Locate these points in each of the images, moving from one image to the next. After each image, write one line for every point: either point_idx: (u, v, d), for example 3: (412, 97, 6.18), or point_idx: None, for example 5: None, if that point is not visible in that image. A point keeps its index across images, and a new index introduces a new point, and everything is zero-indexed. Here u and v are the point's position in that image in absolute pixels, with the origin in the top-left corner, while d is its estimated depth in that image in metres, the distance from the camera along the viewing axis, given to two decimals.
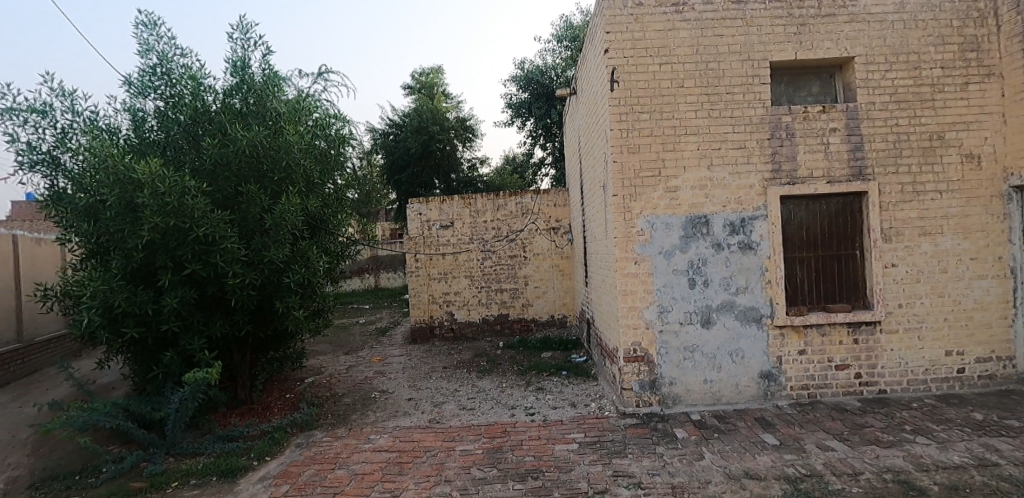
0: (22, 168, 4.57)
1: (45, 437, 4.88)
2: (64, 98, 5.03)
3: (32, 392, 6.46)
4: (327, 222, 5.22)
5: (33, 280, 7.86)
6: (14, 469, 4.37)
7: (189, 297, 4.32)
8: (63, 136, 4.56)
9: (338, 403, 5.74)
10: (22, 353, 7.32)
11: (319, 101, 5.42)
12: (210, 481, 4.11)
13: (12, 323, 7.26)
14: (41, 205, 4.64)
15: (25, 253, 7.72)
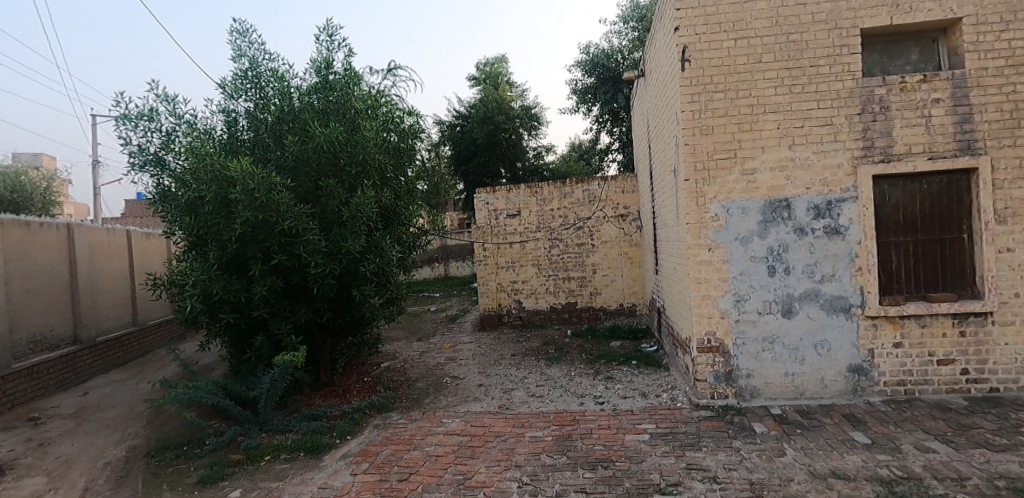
0: (134, 168, 5.05)
1: (158, 410, 5.44)
2: (168, 103, 5.50)
3: (148, 370, 7.23)
4: (399, 214, 5.37)
5: (144, 270, 8.74)
6: (134, 438, 4.91)
7: (277, 286, 4.61)
8: (167, 139, 4.98)
9: (412, 387, 5.97)
10: (138, 335, 8.19)
11: (390, 96, 5.58)
12: (298, 456, 4.41)
13: (130, 308, 8.14)
14: (150, 202, 5.11)
15: (137, 246, 8.61)
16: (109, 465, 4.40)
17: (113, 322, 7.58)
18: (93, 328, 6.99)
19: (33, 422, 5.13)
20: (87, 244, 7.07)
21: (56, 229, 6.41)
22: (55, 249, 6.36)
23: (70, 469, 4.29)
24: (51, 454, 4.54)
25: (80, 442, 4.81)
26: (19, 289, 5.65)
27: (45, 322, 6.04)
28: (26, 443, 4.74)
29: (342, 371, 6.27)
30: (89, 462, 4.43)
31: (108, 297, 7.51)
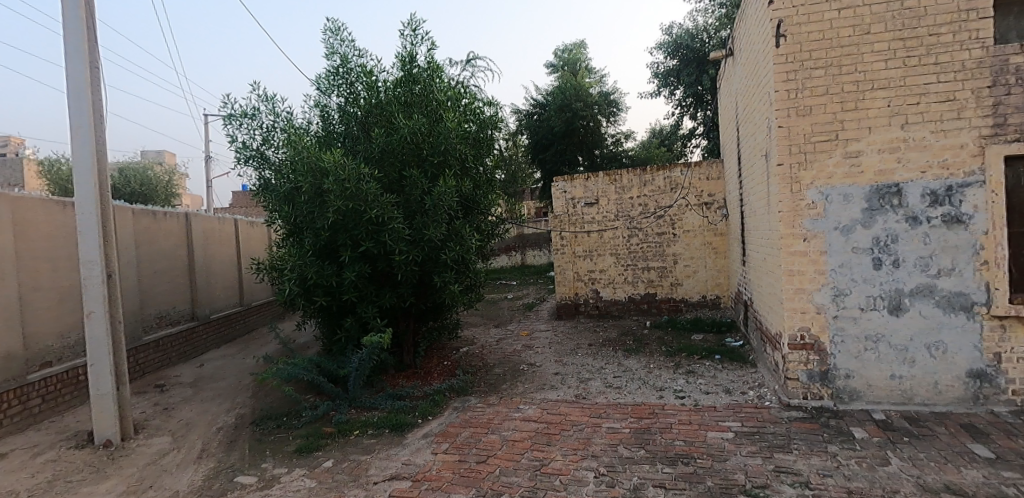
0: (240, 162, 5.50)
1: (261, 383, 5.97)
2: (268, 101, 5.93)
3: (253, 346, 7.96)
4: (479, 203, 5.46)
5: (250, 255, 9.59)
6: (242, 407, 5.42)
7: (364, 272, 4.85)
8: (268, 134, 5.38)
9: (490, 372, 6.11)
10: (244, 315, 9.03)
11: (470, 87, 5.67)
12: (383, 432, 4.67)
13: (238, 290, 8.99)
14: (254, 194, 5.55)
15: (243, 234, 9.47)
16: (222, 429, 4.91)
17: (224, 302, 8.40)
18: (208, 307, 7.79)
19: (160, 388, 5.82)
20: (202, 231, 7.86)
21: (177, 217, 7.18)
22: (177, 236, 7.14)
23: (191, 432, 4.83)
24: (175, 417, 5.14)
25: (199, 408, 5.40)
26: (149, 270, 6.40)
27: (169, 300, 6.81)
28: (156, 406, 5.40)
29: (424, 354, 6.53)
30: (205, 426, 4.96)
31: (220, 280, 8.32)
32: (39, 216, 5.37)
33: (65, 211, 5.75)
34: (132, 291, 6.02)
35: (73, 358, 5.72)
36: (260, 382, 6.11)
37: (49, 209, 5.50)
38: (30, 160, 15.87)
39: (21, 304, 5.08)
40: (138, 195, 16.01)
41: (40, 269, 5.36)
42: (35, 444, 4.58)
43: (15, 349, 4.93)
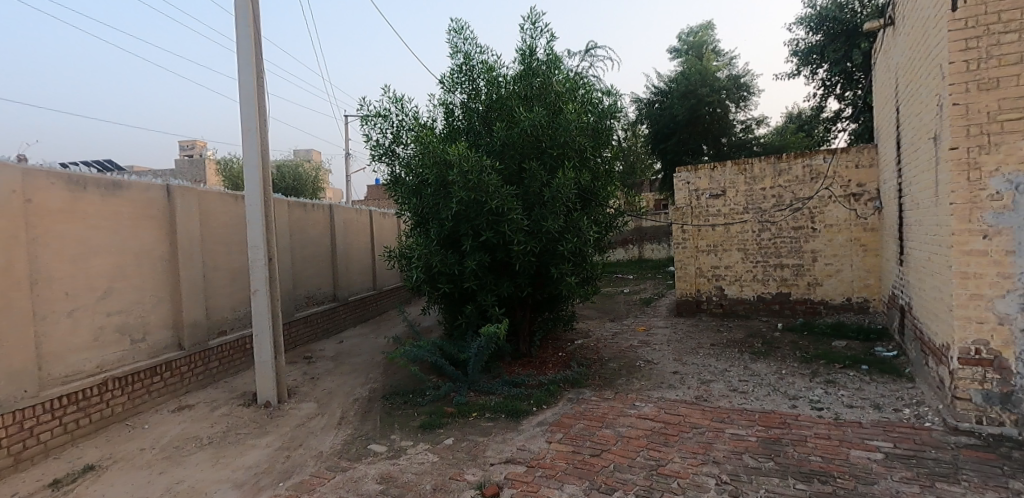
0: (374, 159, 5.97)
1: (390, 362, 6.49)
2: (399, 102, 6.37)
3: (384, 327, 8.70)
4: (597, 194, 5.41)
5: (382, 244, 10.48)
6: (373, 382, 5.95)
7: (484, 261, 5.03)
8: (399, 132, 5.76)
9: (605, 367, 6.05)
10: (375, 298, 9.90)
11: (590, 79, 5.65)
12: (500, 417, 4.83)
13: (371, 275, 9.87)
14: (386, 187, 6.00)
15: (376, 224, 10.35)
16: (357, 400, 5.43)
17: (360, 286, 9.29)
18: (346, 289, 8.66)
19: (307, 360, 6.59)
20: (342, 221, 8.73)
21: (323, 209, 8.04)
22: (322, 225, 8.00)
23: (332, 400, 5.40)
24: (320, 386, 5.79)
25: (339, 379, 6.02)
26: (299, 255, 7.24)
27: (315, 283, 7.67)
28: (304, 375, 6.13)
29: (539, 344, 6.65)
30: (344, 396, 5.52)
31: (357, 265, 9.20)
32: (218, 208, 6.32)
33: (237, 203, 6.70)
34: (287, 273, 6.85)
35: (241, 329, 6.69)
36: (389, 361, 6.65)
37: (225, 201, 6.46)
38: (211, 160, 18.79)
39: (205, 281, 6.04)
40: (291, 189, 18.21)
41: (218, 252, 6.33)
42: (214, 399, 5.46)
43: (200, 318, 5.90)
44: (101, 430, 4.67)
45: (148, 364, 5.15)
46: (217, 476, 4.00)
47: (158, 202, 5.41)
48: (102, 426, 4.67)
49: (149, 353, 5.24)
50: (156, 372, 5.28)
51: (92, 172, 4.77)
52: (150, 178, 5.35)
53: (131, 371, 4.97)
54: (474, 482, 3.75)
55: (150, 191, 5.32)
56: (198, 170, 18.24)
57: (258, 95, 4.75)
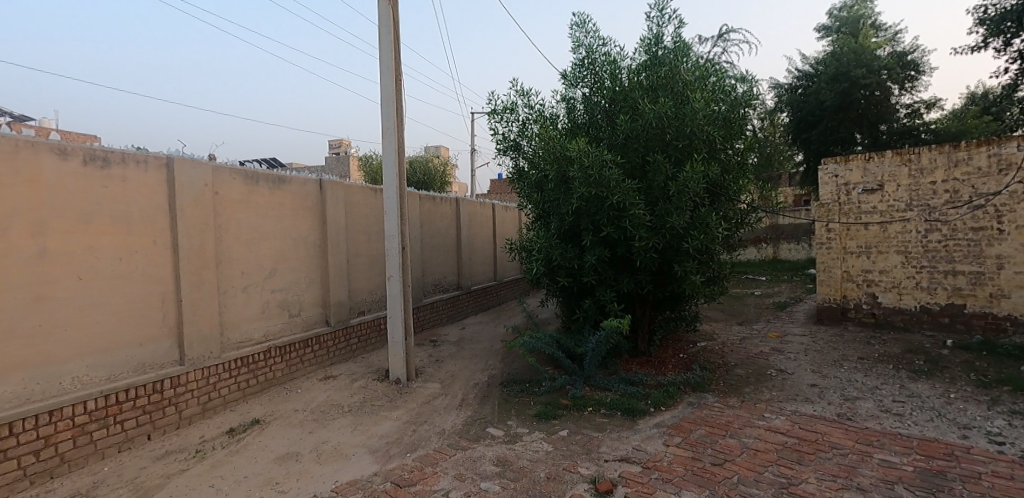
0: (499, 154, 6.19)
1: (508, 351, 6.73)
2: (523, 96, 6.52)
3: (503, 317, 9.05)
4: (727, 188, 5.10)
5: (504, 237, 10.91)
6: (492, 368, 6.22)
7: (604, 256, 4.98)
8: (523, 127, 5.90)
9: (732, 373, 5.71)
10: (496, 288, 10.31)
11: (722, 65, 5.33)
12: (616, 414, 4.78)
13: (492, 266, 10.29)
14: (509, 181, 6.19)
15: (499, 216, 10.77)
16: (477, 384, 5.70)
17: (483, 276, 9.78)
18: (469, 278, 9.13)
19: (433, 343, 7.08)
20: (468, 213, 9.22)
21: (451, 201, 8.55)
22: (449, 216, 8.48)
23: (454, 382, 5.75)
24: (443, 368, 6.17)
25: (461, 363, 6.38)
26: (428, 244, 7.73)
27: (442, 271, 8.19)
28: (430, 357, 6.57)
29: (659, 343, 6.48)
30: (466, 380, 5.84)
31: (481, 256, 9.68)
32: (361, 200, 7.00)
33: (377, 195, 7.33)
34: (417, 261, 7.36)
35: (377, 310, 7.37)
36: (507, 350, 6.90)
37: (367, 194, 7.11)
38: (354, 157, 20.82)
39: (348, 266, 6.73)
40: (421, 183, 19.53)
41: (360, 240, 7.00)
42: (353, 372, 6.09)
43: (343, 299, 6.59)
44: (266, 390, 5.47)
45: (301, 336, 5.90)
46: (355, 441, 4.46)
47: (313, 195, 6.15)
48: (266, 387, 5.47)
49: (303, 327, 5.99)
50: (308, 343, 6.04)
51: (263, 169, 5.53)
52: (307, 173, 6.07)
53: (290, 342, 5.76)
54: (588, 476, 3.75)
55: (307, 185, 6.05)
56: (344, 166, 20.32)
57: (397, 96, 5.11)
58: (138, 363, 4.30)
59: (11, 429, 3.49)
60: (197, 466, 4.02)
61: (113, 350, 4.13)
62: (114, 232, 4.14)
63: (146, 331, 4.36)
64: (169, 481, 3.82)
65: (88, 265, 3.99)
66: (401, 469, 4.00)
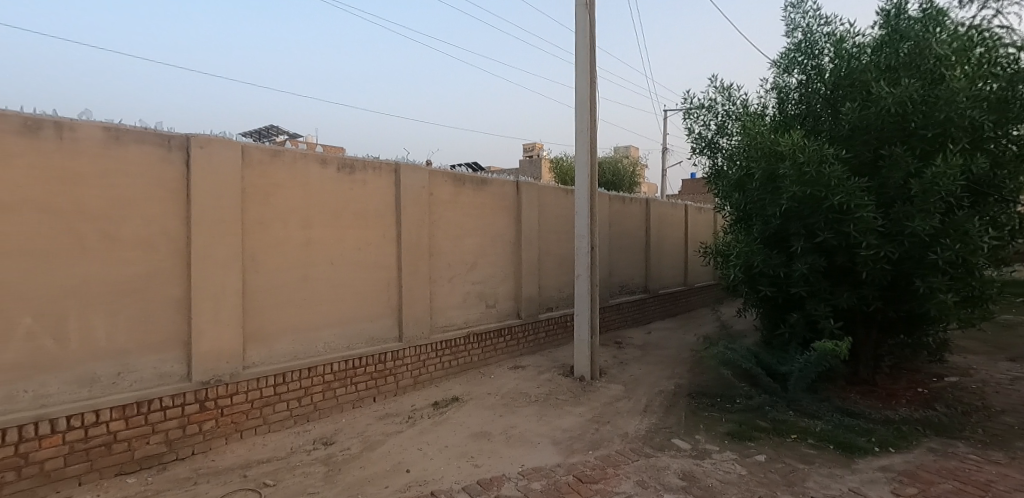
0: (697, 152, 6.20)
1: (696, 361, 6.43)
2: (724, 91, 6.28)
3: (690, 326, 8.79)
4: (998, 187, 4.13)
5: (694, 240, 10.76)
6: (679, 377, 5.99)
7: (818, 265, 4.39)
8: (723, 124, 5.78)
9: (999, 420, 4.52)
10: (679, 294, 10.03)
11: (995, 33, 4.36)
12: (827, 447, 4.16)
13: (675, 271, 10.07)
14: (706, 180, 6.12)
15: (690, 219, 10.60)
16: (663, 392, 5.52)
17: (670, 280, 9.83)
18: (653, 281, 9.09)
19: (620, 346, 7.17)
20: (658, 215, 9.34)
21: (641, 203, 8.73)
22: (637, 217, 8.58)
23: (638, 386, 5.67)
24: (627, 371, 6.14)
25: (645, 369, 6.27)
26: (615, 244, 7.96)
27: (630, 273, 8.44)
28: (613, 358, 6.62)
29: (887, 373, 5.58)
30: (650, 386, 5.70)
31: (669, 260, 9.75)
32: (552, 201, 7.35)
33: (567, 196, 7.64)
34: (604, 260, 7.60)
35: (563, 308, 7.65)
36: (698, 359, 6.56)
37: (559, 195, 7.46)
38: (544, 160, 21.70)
39: (538, 263, 7.13)
40: (608, 184, 19.46)
41: (550, 239, 7.37)
42: (540, 365, 6.42)
43: (533, 294, 7.01)
44: (464, 371, 6.08)
45: (495, 326, 6.43)
46: (540, 430, 4.67)
47: (510, 195, 6.65)
48: (464, 369, 6.08)
49: (496, 318, 6.53)
50: (501, 333, 6.55)
51: (469, 172, 6.17)
52: (505, 175, 6.59)
53: (485, 330, 6.32)
54: None
55: (505, 186, 6.58)
56: (536, 168, 21.19)
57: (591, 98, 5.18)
58: (369, 336, 5.17)
59: (282, 377, 4.55)
60: (408, 430, 4.64)
61: (352, 323, 5.04)
62: (355, 225, 5.03)
63: (375, 310, 5.22)
64: (387, 439, 4.48)
65: (337, 252, 4.92)
66: (584, 465, 4.05)
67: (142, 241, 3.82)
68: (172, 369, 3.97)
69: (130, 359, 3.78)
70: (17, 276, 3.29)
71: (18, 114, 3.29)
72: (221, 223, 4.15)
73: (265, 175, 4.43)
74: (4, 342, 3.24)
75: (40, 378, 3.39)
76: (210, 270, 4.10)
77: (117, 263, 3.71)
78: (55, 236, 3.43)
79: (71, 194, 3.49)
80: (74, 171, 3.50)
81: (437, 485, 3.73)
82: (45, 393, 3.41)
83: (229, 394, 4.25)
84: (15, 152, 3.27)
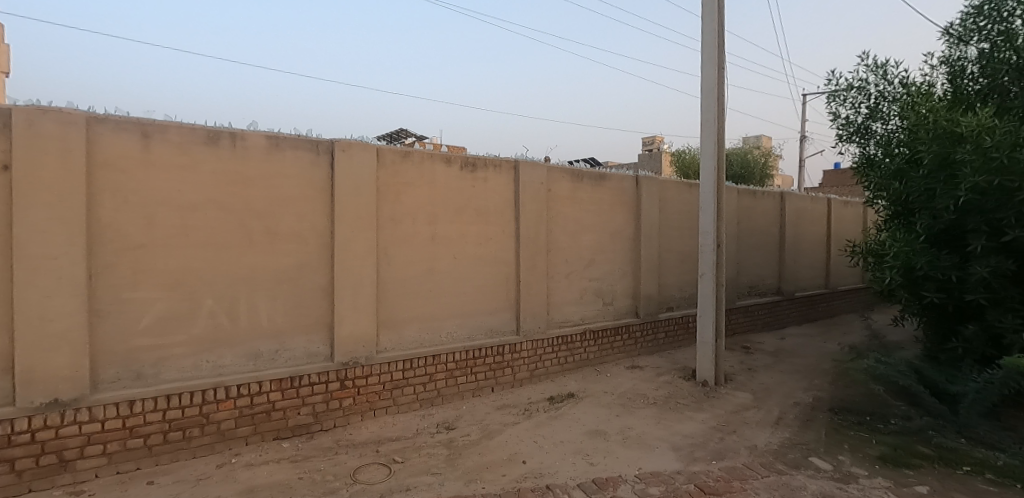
0: (843, 139, 6.08)
1: (839, 374, 6.00)
2: (878, 71, 6.10)
3: (830, 334, 8.45)
4: None
5: (838, 237, 10.22)
6: (819, 389, 5.57)
7: (1005, 268, 3.87)
8: (876, 108, 5.64)
9: None
10: (815, 298, 9.63)
11: None
12: (1014, 486, 3.44)
13: (813, 274, 9.65)
14: (853, 169, 6.01)
15: (833, 214, 10.10)
16: (798, 404, 5.11)
17: (808, 281, 9.51)
18: (785, 283, 8.92)
19: (746, 350, 7.07)
20: (795, 211, 9.11)
21: (773, 198, 8.64)
22: (770, 215, 8.59)
23: (769, 396, 5.33)
24: (756, 379, 5.86)
25: (777, 378, 5.95)
26: (744, 242, 8.04)
27: (759, 272, 8.39)
28: (741, 364, 6.36)
29: None
30: (784, 397, 5.34)
31: (807, 259, 9.47)
32: (675, 196, 7.09)
33: (692, 191, 7.32)
34: (731, 261, 7.84)
35: (685, 308, 7.37)
36: (839, 371, 6.17)
37: (682, 189, 7.18)
38: (666, 153, 20.72)
39: (659, 261, 6.92)
40: (737, 177, 18.16)
41: (672, 236, 7.12)
42: (659, 366, 6.25)
43: (651, 293, 6.81)
44: (580, 368, 6.09)
45: (613, 323, 6.37)
46: (659, 434, 4.49)
47: (630, 191, 6.53)
48: (581, 365, 6.09)
49: (614, 316, 6.46)
50: (618, 332, 6.46)
51: (587, 168, 6.18)
52: (625, 170, 6.49)
53: (602, 327, 6.26)
54: None
55: (625, 181, 6.48)
56: (657, 161, 20.30)
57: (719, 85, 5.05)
58: (489, 328, 5.38)
59: (410, 362, 4.87)
60: (525, 422, 4.73)
61: (473, 315, 5.28)
62: (478, 221, 5.25)
63: (494, 304, 5.40)
64: (505, 429, 4.60)
65: (460, 247, 5.16)
66: (707, 475, 3.79)
67: (296, 235, 4.30)
68: (318, 349, 4.44)
69: (286, 339, 4.28)
70: (202, 264, 3.89)
71: (203, 127, 3.87)
72: (360, 219, 4.54)
73: (397, 174, 4.76)
74: (192, 320, 3.87)
75: (218, 351, 3.98)
76: (351, 262, 4.51)
77: (276, 254, 4.22)
78: (229, 230, 4.00)
79: (241, 194, 4.03)
80: (244, 174, 4.04)
81: (552, 479, 3.74)
82: (221, 364, 3.99)
83: (365, 375, 4.64)
84: (201, 160, 3.86)
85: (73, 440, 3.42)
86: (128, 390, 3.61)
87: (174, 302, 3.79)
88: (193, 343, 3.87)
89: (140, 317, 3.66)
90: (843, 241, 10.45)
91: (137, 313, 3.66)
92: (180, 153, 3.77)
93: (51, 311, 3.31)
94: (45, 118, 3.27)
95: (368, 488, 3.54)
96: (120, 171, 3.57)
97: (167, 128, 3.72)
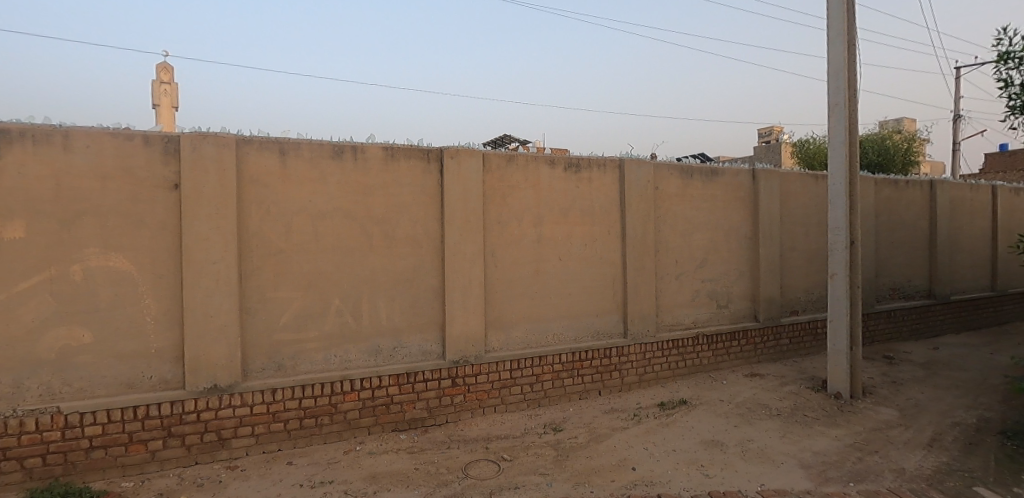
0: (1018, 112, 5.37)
1: (1015, 393, 5.16)
2: None
3: (999, 344, 7.30)
4: None
5: (1008, 230, 8.81)
6: (987, 409, 4.82)
7: None
8: None
9: None
10: (978, 302, 8.37)
11: None
12: None
13: (974, 273, 8.39)
14: None
15: (1002, 204, 8.72)
16: (958, 426, 4.47)
17: (969, 283, 8.31)
18: (938, 285, 7.86)
19: (890, 361, 6.32)
20: (949, 201, 8.02)
21: (921, 187, 7.68)
22: (917, 207, 7.65)
23: (920, 414, 4.71)
24: (904, 394, 5.21)
25: (930, 393, 5.25)
26: (883, 237, 7.25)
27: (903, 272, 7.50)
28: (883, 376, 5.71)
29: None
30: (940, 415, 4.70)
31: (967, 257, 8.29)
32: (798, 189, 6.54)
33: (818, 184, 6.70)
34: (870, 258, 7.09)
35: (812, 312, 6.74)
36: (1013, 389, 5.30)
37: (806, 182, 6.60)
38: (786, 144, 19.05)
39: (781, 261, 6.42)
40: (875, 165, 16.21)
41: (796, 233, 6.56)
42: (783, 375, 5.78)
43: (773, 295, 6.32)
44: (692, 374, 5.82)
45: (728, 328, 6.00)
46: (785, 449, 4.12)
47: (745, 186, 6.15)
48: (693, 371, 5.82)
49: (730, 319, 6.09)
50: (734, 337, 6.08)
51: (698, 164, 5.93)
52: (739, 164, 6.13)
53: (715, 332, 5.93)
54: None
55: (740, 176, 6.12)
56: (776, 153, 18.88)
57: (849, 64, 4.77)
58: (595, 330, 5.33)
59: (517, 362, 4.96)
60: (634, 428, 4.60)
61: (580, 317, 5.26)
62: (583, 222, 5.24)
63: (601, 306, 5.35)
64: (613, 434, 4.51)
65: (566, 248, 5.18)
66: None
67: (411, 239, 4.57)
68: (431, 348, 4.67)
69: (404, 336, 4.57)
70: (332, 267, 4.28)
71: (330, 143, 4.26)
72: (470, 223, 4.72)
73: (503, 178, 4.89)
74: (324, 318, 4.26)
75: (345, 347, 4.34)
76: (461, 264, 4.70)
77: (395, 258, 4.52)
78: (353, 236, 4.35)
79: (363, 202, 4.37)
80: (366, 184, 4.38)
81: (665, 488, 3.58)
82: (347, 358, 4.35)
83: (474, 374, 4.81)
84: (330, 172, 4.25)
85: (229, 421, 3.92)
86: (272, 379, 4.06)
87: (309, 301, 4.21)
88: (325, 338, 4.26)
89: (281, 314, 4.11)
90: (1015, 235, 8.95)
91: (279, 311, 4.11)
92: (310, 167, 4.18)
93: (212, 308, 3.83)
94: (206, 141, 3.79)
95: (478, 483, 3.65)
96: (263, 185, 4.03)
97: (301, 145, 4.15)
